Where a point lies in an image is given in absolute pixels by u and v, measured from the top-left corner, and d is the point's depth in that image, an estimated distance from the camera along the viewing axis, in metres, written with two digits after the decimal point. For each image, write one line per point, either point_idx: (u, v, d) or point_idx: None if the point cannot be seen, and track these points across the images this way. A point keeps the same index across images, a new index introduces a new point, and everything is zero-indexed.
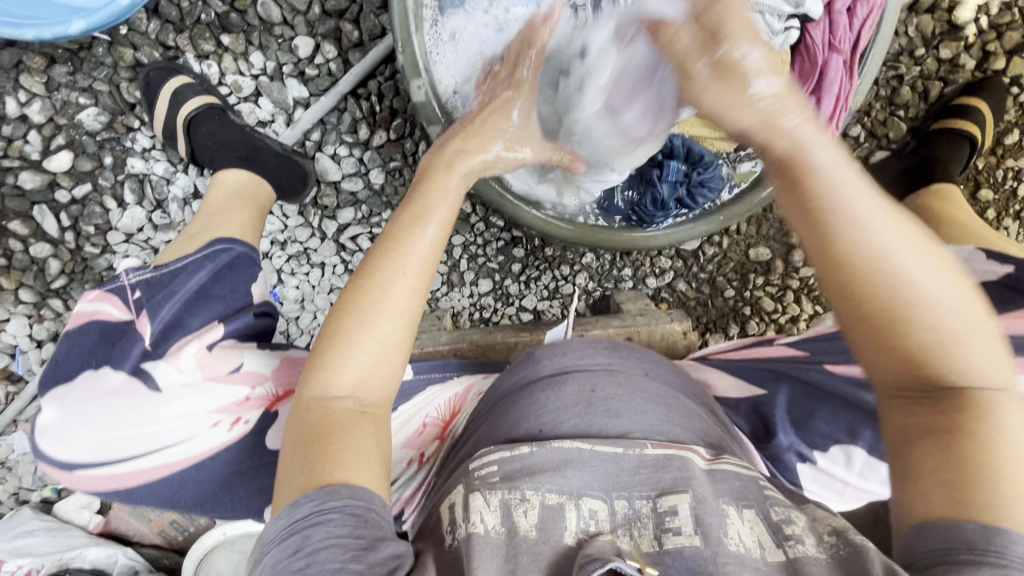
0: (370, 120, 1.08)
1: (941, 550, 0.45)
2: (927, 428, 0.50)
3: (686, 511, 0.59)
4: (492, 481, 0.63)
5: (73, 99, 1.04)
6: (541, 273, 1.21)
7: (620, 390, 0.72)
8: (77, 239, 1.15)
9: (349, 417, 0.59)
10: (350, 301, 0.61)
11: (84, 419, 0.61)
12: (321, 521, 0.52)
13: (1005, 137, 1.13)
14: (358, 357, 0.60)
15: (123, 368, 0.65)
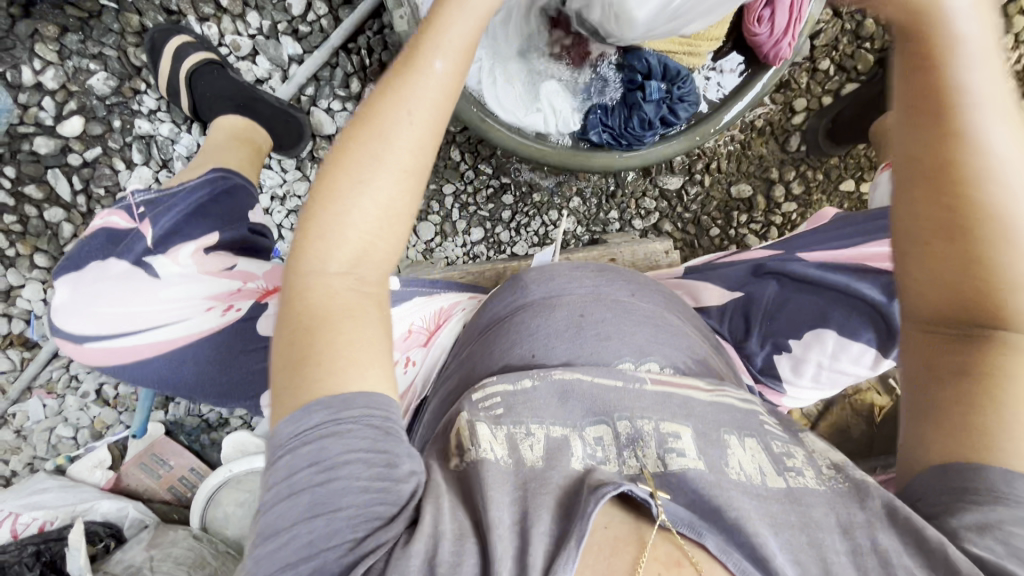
0: (361, 74, 1.14)
1: (958, 488, 0.47)
2: (953, 369, 0.50)
3: (690, 439, 0.53)
4: (497, 413, 0.55)
5: (84, 66, 1.12)
6: (530, 220, 1.26)
7: (609, 313, 0.71)
8: (88, 202, 1.21)
9: (350, 299, 0.48)
10: (347, 163, 0.49)
11: (93, 297, 0.66)
12: (339, 433, 0.44)
13: None
14: (358, 227, 0.49)
15: (126, 259, 0.69)
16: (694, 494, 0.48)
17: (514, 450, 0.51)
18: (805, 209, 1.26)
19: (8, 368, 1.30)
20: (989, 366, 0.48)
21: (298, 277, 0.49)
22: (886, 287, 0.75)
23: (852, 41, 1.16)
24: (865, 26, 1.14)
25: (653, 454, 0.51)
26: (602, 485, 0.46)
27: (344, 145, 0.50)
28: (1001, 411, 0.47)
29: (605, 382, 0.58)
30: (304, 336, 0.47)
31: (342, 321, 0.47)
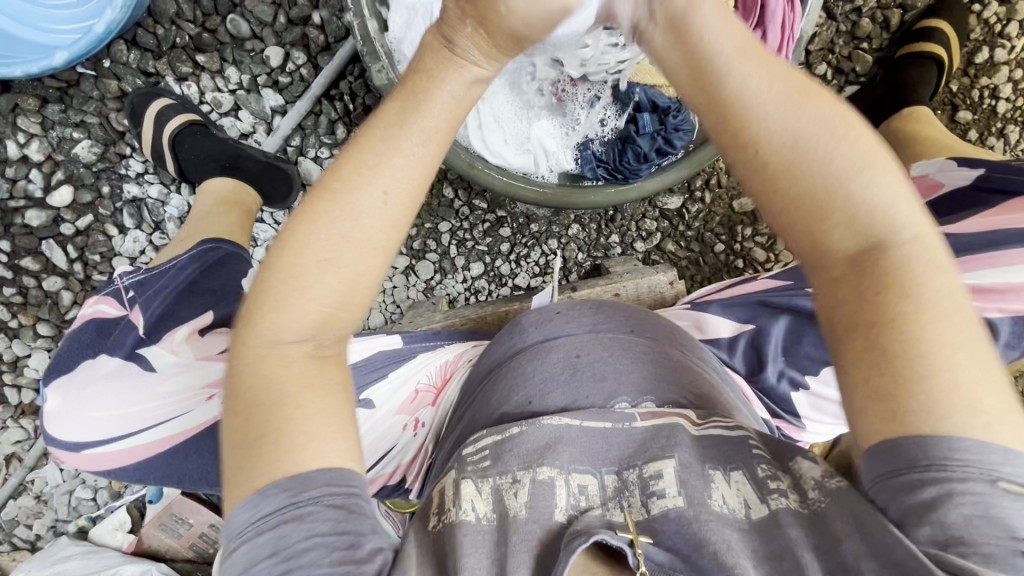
0: (345, 119, 1.11)
1: (898, 470, 0.42)
2: (853, 322, 0.45)
3: (673, 473, 0.51)
4: (483, 466, 0.55)
5: (67, 135, 1.11)
6: (530, 250, 1.23)
7: (606, 352, 0.68)
8: (85, 269, 1.20)
9: (300, 359, 0.48)
10: (315, 239, 0.47)
11: (87, 401, 0.70)
12: (299, 518, 0.44)
13: (975, 57, 1.13)
14: (307, 298, 0.47)
15: (118, 354, 0.72)
16: (674, 535, 0.47)
17: (501, 507, 0.51)
18: None
19: (23, 437, 1.31)
20: (878, 307, 0.44)
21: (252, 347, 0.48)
22: None
23: (849, 42, 1.11)
24: (861, 25, 1.09)
25: (637, 503, 0.50)
26: (573, 539, 0.46)
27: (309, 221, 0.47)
28: (898, 358, 0.42)
29: (595, 425, 0.56)
30: (247, 405, 0.47)
31: (300, 394, 0.47)
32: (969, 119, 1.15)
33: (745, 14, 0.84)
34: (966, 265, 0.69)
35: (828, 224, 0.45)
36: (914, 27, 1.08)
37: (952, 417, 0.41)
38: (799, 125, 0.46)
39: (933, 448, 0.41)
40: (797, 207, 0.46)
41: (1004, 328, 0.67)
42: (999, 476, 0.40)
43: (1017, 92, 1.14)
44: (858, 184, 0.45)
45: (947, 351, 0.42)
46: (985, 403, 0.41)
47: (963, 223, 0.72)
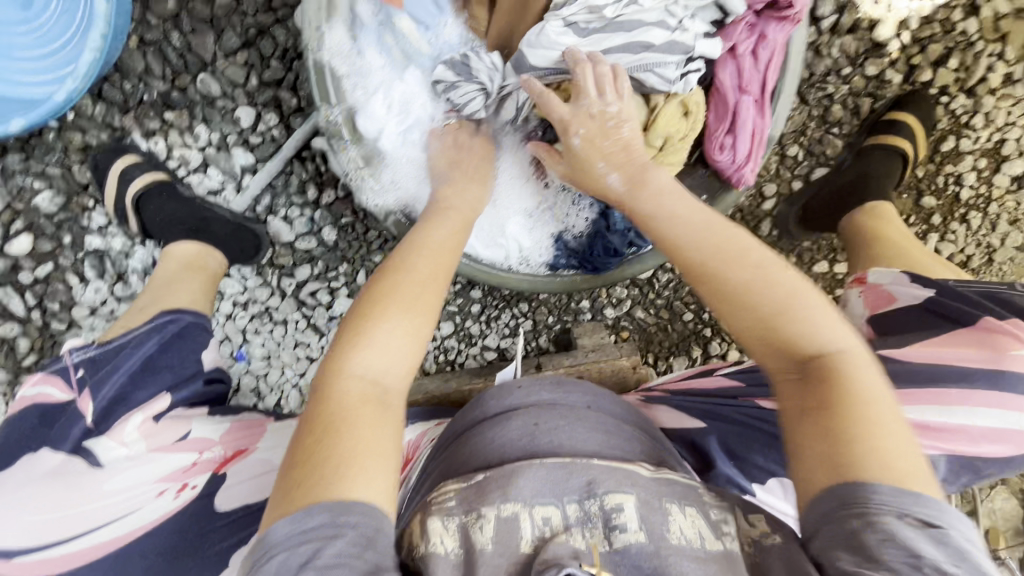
0: (317, 180, 1.11)
1: (831, 514, 0.52)
2: (809, 405, 0.57)
3: (633, 508, 0.58)
4: (448, 507, 0.61)
5: (28, 185, 1.08)
6: (500, 312, 1.23)
7: (562, 420, 0.70)
8: (44, 317, 1.17)
9: (364, 399, 0.57)
10: (384, 297, 0.64)
11: (17, 500, 0.62)
12: (333, 537, 0.49)
13: (941, 145, 1.15)
14: (372, 350, 0.60)
15: (63, 448, 0.67)
16: (635, 563, 0.55)
17: (467, 541, 0.58)
18: None
19: None
20: (820, 398, 0.57)
21: (334, 382, 0.58)
22: None
23: (820, 125, 1.13)
24: (832, 111, 1.12)
25: (601, 533, 0.57)
26: (545, 569, 0.52)
27: (379, 290, 0.65)
28: (850, 432, 0.54)
29: (554, 460, 0.63)
30: (309, 440, 0.55)
31: (363, 429, 0.55)
32: (933, 205, 1.18)
33: (717, 120, 0.85)
34: (908, 397, 0.66)
35: (792, 329, 0.60)
36: (883, 116, 1.09)
37: (878, 471, 0.52)
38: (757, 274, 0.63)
39: (861, 495, 0.51)
40: (763, 321, 0.62)
41: (941, 466, 0.64)
42: (904, 513, 0.50)
43: (979, 180, 1.17)
44: (801, 314, 0.61)
45: (859, 420, 0.55)
46: (897, 462, 0.53)
47: (915, 347, 0.70)
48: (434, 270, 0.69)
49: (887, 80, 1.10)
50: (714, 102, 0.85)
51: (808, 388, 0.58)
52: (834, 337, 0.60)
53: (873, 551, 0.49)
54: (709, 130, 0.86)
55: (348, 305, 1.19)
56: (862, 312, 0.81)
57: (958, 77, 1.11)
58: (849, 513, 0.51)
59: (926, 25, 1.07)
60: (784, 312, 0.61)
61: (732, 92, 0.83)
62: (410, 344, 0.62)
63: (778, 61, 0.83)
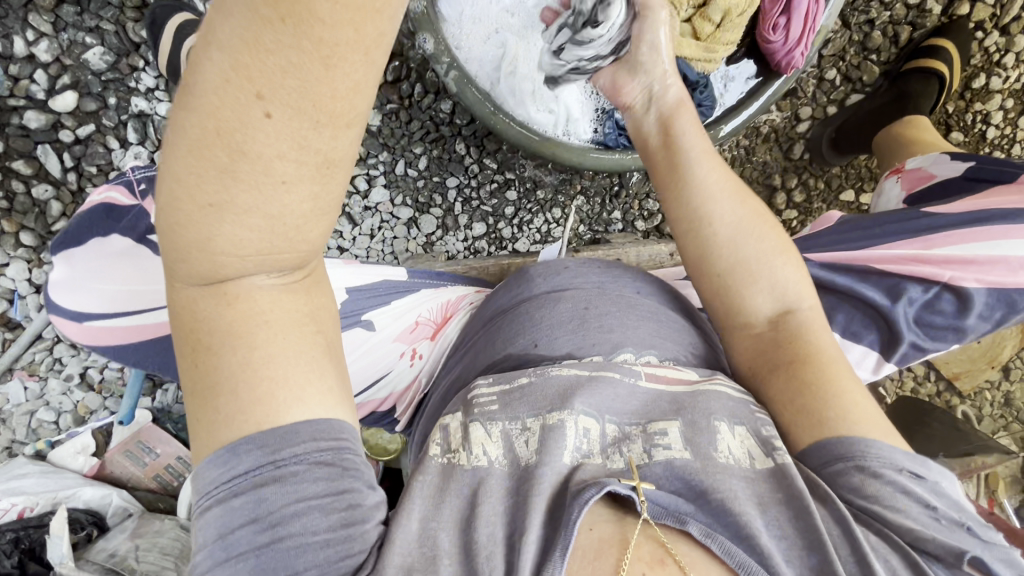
0: None
1: (826, 462, 0.54)
2: (786, 358, 0.62)
3: (677, 432, 0.55)
4: (491, 411, 0.57)
5: (80, 39, 1.08)
6: (534, 216, 1.25)
7: (613, 307, 0.72)
8: (80, 180, 1.17)
9: (241, 325, 0.41)
10: (186, 161, 0.33)
11: (95, 270, 0.65)
12: (278, 479, 0.43)
13: (973, 82, 1.19)
14: (221, 249, 0.36)
15: (131, 235, 0.67)
16: (675, 481, 0.52)
17: (511, 454, 0.54)
18: (806, 217, 1.26)
19: None
20: (794, 352, 0.62)
21: (184, 293, 0.40)
22: (890, 292, 0.71)
23: (859, 52, 1.16)
24: (872, 38, 1.15)
25: (640, 450, 0.55)
26: (585, 489, 0.49)
27: (181, 123, 0.33)
28: (824, 383, 0.59)
29: (606, 376, 0.60)
30: (190, 367, 0.42)
31: (259, 336, 0.42)
32: (960, 140, 1.22)
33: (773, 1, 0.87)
34: (950, 238, 0.71)
35: (764, 292, 0.66)
36: (921, 45, 1.14)
37: (858, 424, 0.56)
38: (740, 242, 0.66)
39: (855, 446, 0.54)
40: (738, 284, 0.66)
41: (978, 299, 0.68)
42: (903, 467, 0.53)
43: (1005, 120, 1.21)
44: (772, 274, 0.66)
45: (840, 374, 0.60)
46: (880, 416, 0.57)
47: (962, 202, 0.75)
48: (261, 87, 0.30)
49: (927, 10, 1.13)
50: None
51: (772, 349, 0.64)
52: (798, 295, 0.66)
53: (885, 500, 0.51)
54: (764, 12, 0.88)
55: (385, 195, 1.22)
56: (899, 193, 0.88)
57: (994, 13, 1.15)
58: (848, 466, 0.53)
59: None
60: (761, 281, 0.66)
61: None
62: (277, 232, 0.36)
63: None
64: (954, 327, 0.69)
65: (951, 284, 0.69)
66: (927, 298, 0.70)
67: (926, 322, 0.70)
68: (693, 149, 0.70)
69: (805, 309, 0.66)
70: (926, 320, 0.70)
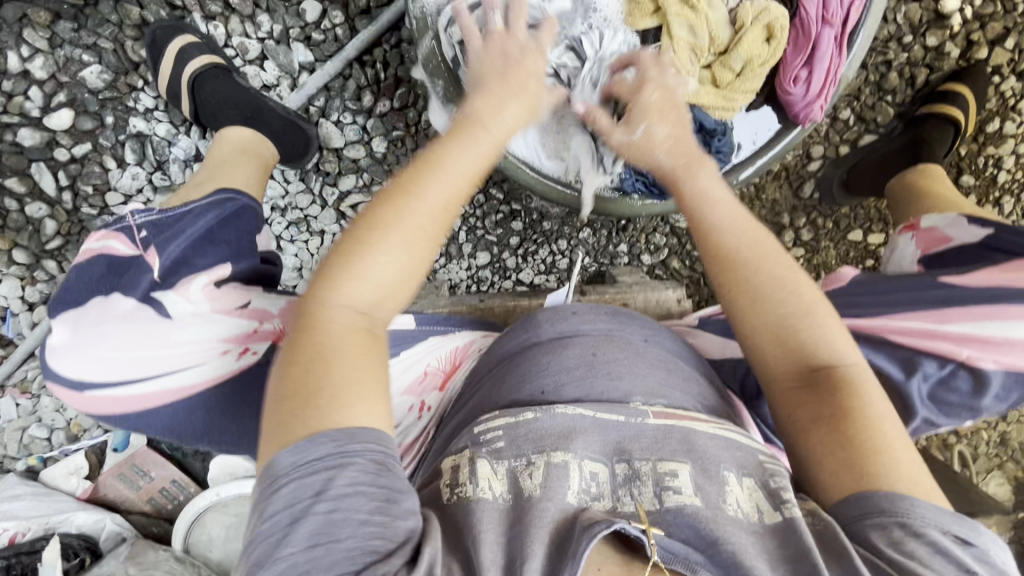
0: (374, 88, 1.09)
1: (865, 513, 0.53)
2: (829, 413, 0.59)
3: (688, 476, 0.57)
4: (498, 449, 0.58)
5: (76, 57, 1.04)
6: (539, 247, 1.23)
7: (621, 354, 0.69)
8: (75, 200, 1.14)
9: (358, 339, 0.56)
10: (380, 222, 0.59)
11: (98, 338, 0.64)
12: (342, 466, 0.48)
13: (987, 125, 1.18)
14: (369, 282, 0.57)
15: (133, 295, 0.67)
16: (686, 529, 0.53)
17: (514, 488, 0.55)
18: (813, 255, 1.25)
19: None
20: (839, 405, 0.59)
21: (321, 314, 0.56)
22: (903, 365, 0.70)
23: (875, 92, 1.15)
24: (888, 78, 1.14)
25: (649, 496, 0.55)
26: (593, 525, 0.50)
27: (378, 210, 0.60)
28: (868, 436, 0.57)
29: (609, 416, 0.61)
30: (302, 370, 0.53)
31: (360, 357, 0.55)
32: (970, 184, 1.21)
33: (796, 51, 0.84)
34: (966, 313, 0.70)
35: (808, 342, 0.63)
36: (937, 89, 1.12)
37: (903, 481, 0.54)
38: (780, 287, 0.65)
39: (899, 501, 0.53)
40: (778, 330, 0.64)
41: (995, 379, 0.68)
42: (949, 530, 0.52)
43: (1017, 166, 1.20)
44: (813, 322, 0.64)
45: (886, 429, 0.58)
46: (922, 475, 0.55)
47: (981, 275, 0.73)
48: (448, 184, 0.62)
49: (945, 53, 1.12)
50: (795, 35, 0.84)
51: (814, 403, 0.61)
52: (841, 347, 0.63)
53: (921, 559, 0.50)
54: (786, 62, 0.85)
55: None
56: (914, 252, 0.87)
57: (1013, 58, 1.13)
58: (890, 521, 0.52)
59: (989, 3, 1.09)
60: (802, 331, 0.63)
61: (816, 24, 0.83)
62: (406, 278, 0.59)
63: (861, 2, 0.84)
64: (968, 406, 0.70)
65: (967, 363, 0.68)
66: (943, 375, 0.69)
67: (940, 399, 0.70)
68: (716, 190, 0.70)
69: (850, 362, 0.62)
70: (942, 396, 0.71)
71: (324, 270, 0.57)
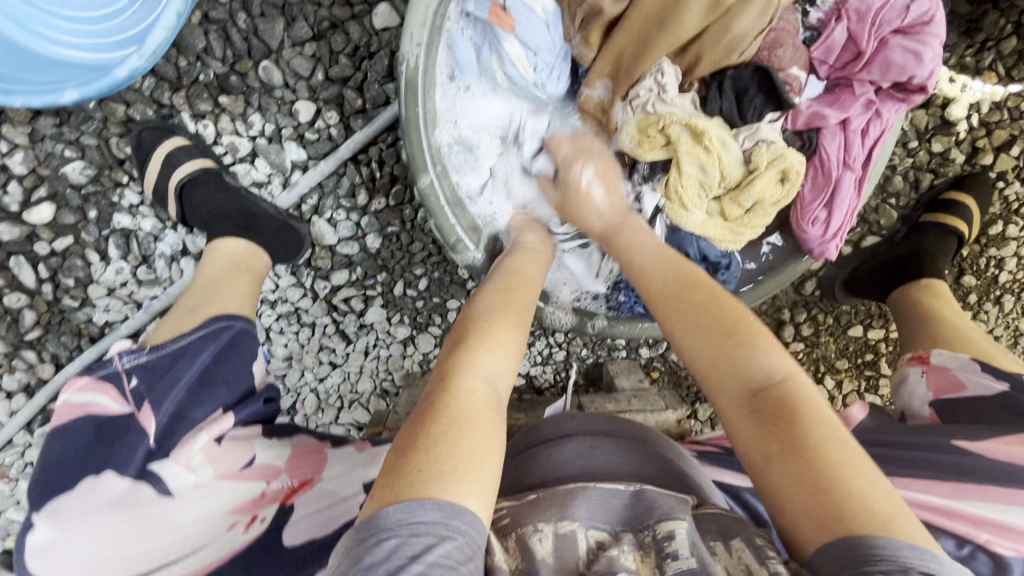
0: (369, 185, 1.06)
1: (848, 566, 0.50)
2: (783, 444, 0.58)
3: (685, 535, 0.57)
4: (507, 524, 0.61)
5: (58, 151, 1.00)
6: (535, 339, 1.19)
7: (615, 448, 0.72)
8: (55, 291, 1.09)
9: (483, 412, 0.61)
10: (499, 318, 0.73)
11: (92, 531, 0.59)
12: (442, 537, 0.50)
13: (990, 228, 1.16)
14: (490, 365, 0.66)
15: (128, 473, 0.63)
16: None
17: (526, 552, 0.57)
18: (812, 349, 1.23)
19: None
20: (793, 433, 0.58)
21: (460, 384, 0.63)
22: None
23: (878, 194, 1.13)
24: (892, 182, 1.12)
25: (652, 557, 0.56)
26: None
27: (492, 308, 0.74)
28: (825, 463, 0.56)
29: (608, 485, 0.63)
30: (428, 424, 0.58)
31: (478, 427, 0.60)
32: (972, 284, 1.20)
33: (816, 190, 0.87)
34: (984, 494, 0.69)
35: (754, 368, 0.64)
36: (941, 195, 1.11)
37: (869, 517, 0.52)
38: (710, 328, 0.68)
39: (866, 546, 0.50)
40: (722, 364, 0.66)
41: None
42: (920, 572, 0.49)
43: (1019, 267, 1.19)
44: (750, 350, 0.65)
45: (841, 455, 0.57)
46: (883, 507, 0.53)
47: (993, 442, 0.72)
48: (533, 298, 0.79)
49: (950, 159, 1.11)
50: (815, 173, 0.86)
51: (770, 431, 0.60)
52: (776, 365, 0.64)
53: None
54: (805, 201, 0.87)
55: (381, 314, 1.16)
56: (926, 392, 0.86)
57: (1017, 164, 1.12)
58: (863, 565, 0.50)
59: (996, 111, 1.08)
60: (744, 360, 0.65)
61: (837, 166, 0.85)
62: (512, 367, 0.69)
63: (883, 139, 0.86)
64: None
65: (986, 546, 0.66)
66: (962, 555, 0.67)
67: None
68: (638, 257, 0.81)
69: (789, 376, 0.63)
70: None
71: (452, 351, 0.68)
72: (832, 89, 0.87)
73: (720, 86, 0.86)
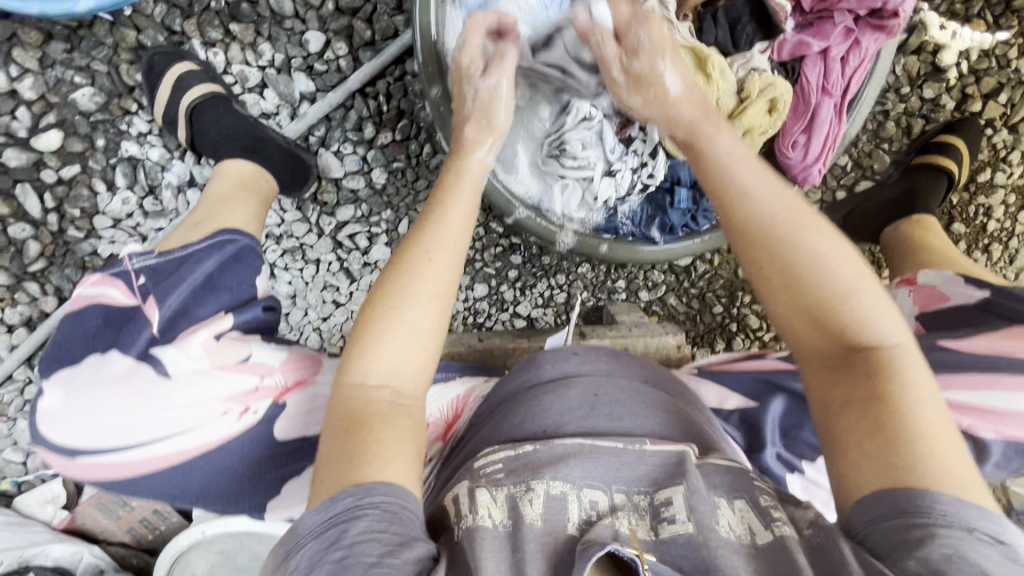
0: (376, 119, 1.08)
1: (886, 516, 0.50)
2: (859, 395, 0.56)
3: (683, 500, 0.55)
4: (497, 476, 0.57)
5: (67, 78, 1.02)
6: (537, 280, 1.22)
7: (622, 395, 0.66)
8: (60, 222, 1.09)
9: (381, 416, 0.58)
10: (413, 281, 0.63)
11: (92, 403, 0.64)
12: (363, 514, 0.51)
13: (978, 175, 1.20)
14: (388, 350, 0.60)
15: (131, 353, 0.66)
16: (681, 556, 0.52)
17: (514, 513, 0.54)
18: None
19: None
20: (875, 390, 0.55)
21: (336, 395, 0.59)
22: None
23: (872, 139, 1.17)
24: (886, 127, 1.16)
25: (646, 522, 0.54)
26: (588, 545, 0.49)
27: (405, 266, 0.64)
28: (905, 431, 0.53)
29: (606, 444, 0.59)
30: (339, 431, 0.57)
31: (384, 426, 0.57)
32: (961, 232, 1.23)
33: (797, 116, 0.93)
34: (965, 382, 0.72)
35: (841, 315, 0.59)
36: (932, 139, 1.14)
37: (940, 478, 0.50)
38: (806, 260, 0.60)
39: (921, 499, 0.49)
40: (805, 298, 0.60)
41: (996, 449, 0.70)
42: (976, 527, 0.48)
43: (1006, 215, 1.23)
44: (852, 298, 0.59)
45: (928, 427, 0.53)
46: (957, 468, 0.51)
47: (984, 342, 0.74)
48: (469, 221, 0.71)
49: (941, 105, 1.14)
50: (796, 100, 0.92)
51: (852, 381, 0.57)
52: (875, 322, 0.58)
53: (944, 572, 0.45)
54: (786, 128, 0.94)
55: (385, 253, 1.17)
56: (911, 308, 0.88)
57: (1005, 111, 1.16)
58: (901, 523, 0.49)
59: (984, 58, 1.12)
60: (831, 311, 0.59)
61: (816, 93, 0.92)
62: (429, 335, 0.62)
63: (862, 72, 0.93)
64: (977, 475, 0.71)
65: (970, 431, 0.70)
66: None
67: None
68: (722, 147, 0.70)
69: (889, 338, 0.58)
70: None
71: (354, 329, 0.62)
72: (815, 20, 0.92)
73: (714, 16, 0.91)
